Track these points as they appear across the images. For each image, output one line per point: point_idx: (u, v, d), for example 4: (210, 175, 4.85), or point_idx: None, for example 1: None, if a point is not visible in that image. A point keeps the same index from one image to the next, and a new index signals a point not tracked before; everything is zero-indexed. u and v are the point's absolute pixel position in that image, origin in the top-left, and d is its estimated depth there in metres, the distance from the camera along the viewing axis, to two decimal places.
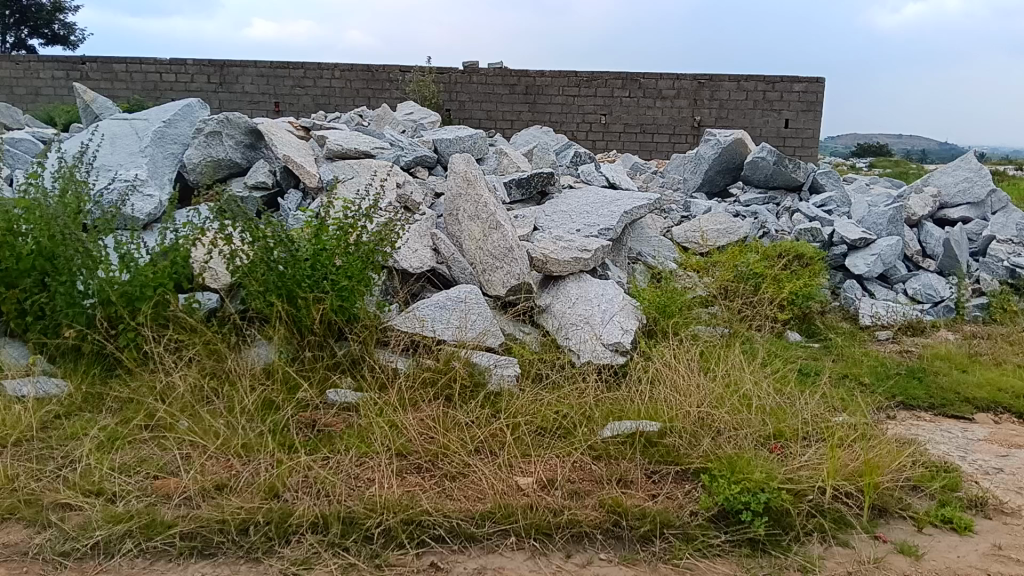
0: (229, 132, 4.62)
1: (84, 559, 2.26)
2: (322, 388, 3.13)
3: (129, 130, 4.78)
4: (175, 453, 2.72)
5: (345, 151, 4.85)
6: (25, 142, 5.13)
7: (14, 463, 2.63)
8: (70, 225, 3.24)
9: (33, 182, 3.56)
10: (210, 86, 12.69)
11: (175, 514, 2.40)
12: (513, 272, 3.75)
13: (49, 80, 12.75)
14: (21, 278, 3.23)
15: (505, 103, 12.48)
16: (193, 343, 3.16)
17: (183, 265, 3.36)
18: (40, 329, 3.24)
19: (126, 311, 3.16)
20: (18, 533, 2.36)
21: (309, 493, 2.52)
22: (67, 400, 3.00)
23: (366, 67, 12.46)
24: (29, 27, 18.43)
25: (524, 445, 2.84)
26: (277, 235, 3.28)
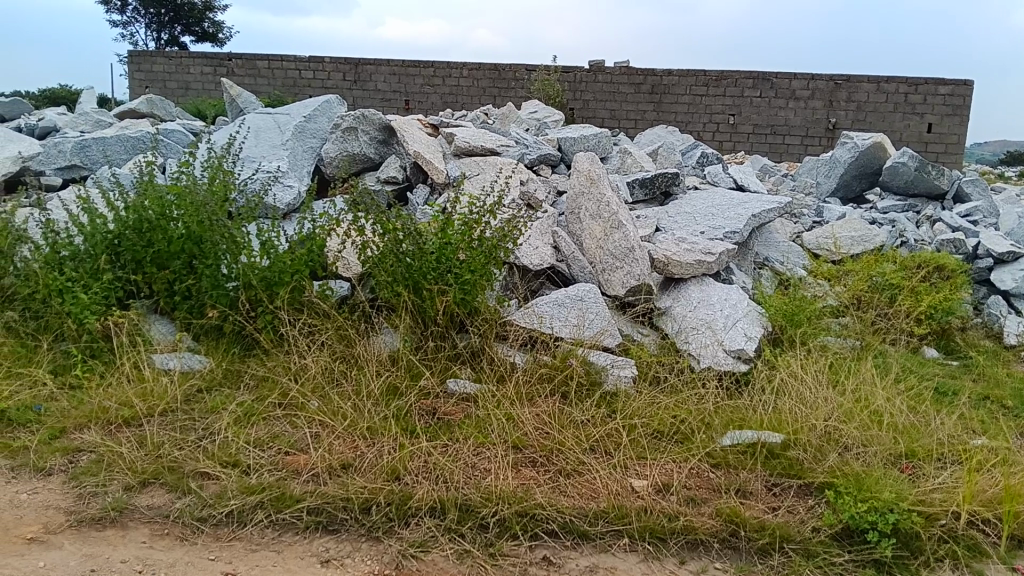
0: (364, 127, 4.79)
1: (219, 526, 2.41)
2: (442, 378, 3.21)
3: (272, 124, 5.04)
4: (305, 432, 2.86)
5: (471, 148, 4.95)
6: (176, 133, 5.46)
7: (161, 432, 2.83)
8: (217, 212, 3.45)
9: (186, 171, 3.80)
10: (345, 83, 13.21)
11: (303, 489, 2.52)
12: (632, 273, 3.71)
13: (199, 75, 13.58)
14: (172, 260, 3.45)
15: (630, 102, 12.36)
16: (325, 329, 3.30)
17: (318, 254, 3.51)
18: (187, 308, 3.45)
19: (266, 295, 3.36)
20: (161, 497, 2.54)
21: (428, 478, 2.59)
22: (209, 375, 3.19)
23: (493, 67, 12.66)
24: (182, 25, 19.71)
25: (640, 447, 2.82)
26: (406, 227, 3.39)
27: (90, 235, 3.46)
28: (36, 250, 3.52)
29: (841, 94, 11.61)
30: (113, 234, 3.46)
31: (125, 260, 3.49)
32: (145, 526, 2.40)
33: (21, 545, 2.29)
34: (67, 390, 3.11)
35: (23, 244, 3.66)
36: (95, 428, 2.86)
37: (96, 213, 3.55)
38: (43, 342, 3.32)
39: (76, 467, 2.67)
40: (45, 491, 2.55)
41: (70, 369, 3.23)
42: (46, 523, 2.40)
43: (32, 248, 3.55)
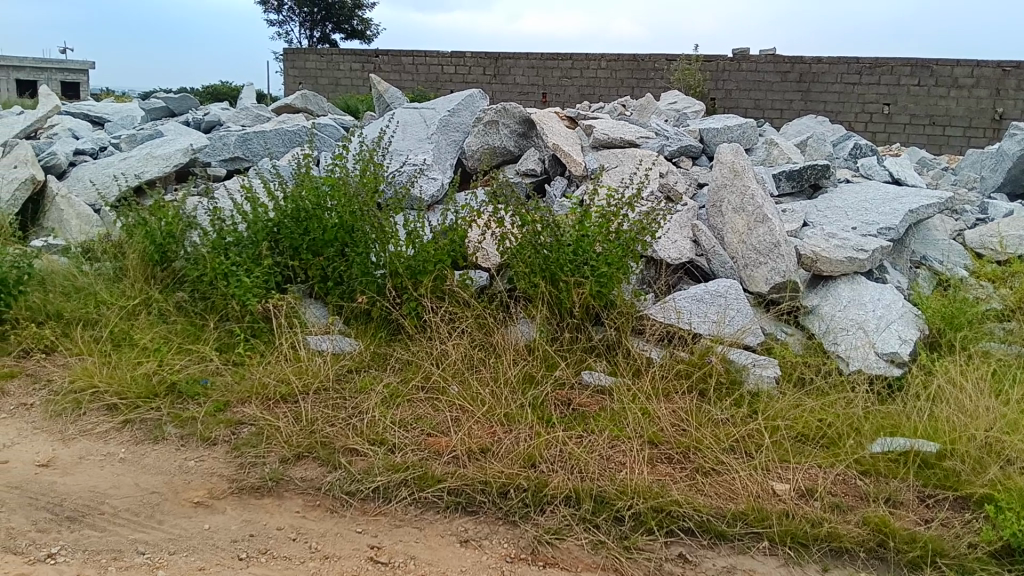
0: (505, 121, 4.88)
1: (366, 500, 2.54)
2: (577, 369, 3.24)
3: (418, 118, 5.21)
4: (446, 415, 2.96)
5: (610, 140, 4.93)
6: (329, 128, 5.73)
7: (314, 409, 3.00)
8: (368, 203, 3.68)
9: (339, 163, 4.01)
10: (485, 77, 13.46)
11: (444, 470, 2.62)
12: (777, 269, 3.60)
13: (348, 71, 14.21)
14: (326, 247, 3.66)
15: (775, 91, 11.91)
16: (465, 317, 3.40)
17: (460, 244, 3.62)
18: (339, 293, 3.65)
19: (411, 283, 3.51)
20: (314, 470, 2.70)
21: (563, 468, 2.63)
22: (358, 357, 3.35)
23: (632, 57, 12.62)
24: (333, 23, 20.62)
25: (783, 450, 2.75)
26: (545, 220, 3.45)
27: (253, 223, 3.72)
28: (205, 236, 3.79)
29: (1010, 82, 10.77)
30: (273, 222, 3.72)
31: (283, 247, 3.73)
32: (298, 497, 2.56)
33: (189, 508, 2.50)
34: (231, 366, 3.33)
35: (192, 230, 3.94)
36: (255, 403, 3.07)
37: (258, 203, 3.81)
38: (210, 321, 3.56)
39: (238, 438, 2.88)
40: (210, 459, 2.77)
41: (234, 347, 3.46)
42: (212, 488, 2.60)
43: (201, 234, 3.83)
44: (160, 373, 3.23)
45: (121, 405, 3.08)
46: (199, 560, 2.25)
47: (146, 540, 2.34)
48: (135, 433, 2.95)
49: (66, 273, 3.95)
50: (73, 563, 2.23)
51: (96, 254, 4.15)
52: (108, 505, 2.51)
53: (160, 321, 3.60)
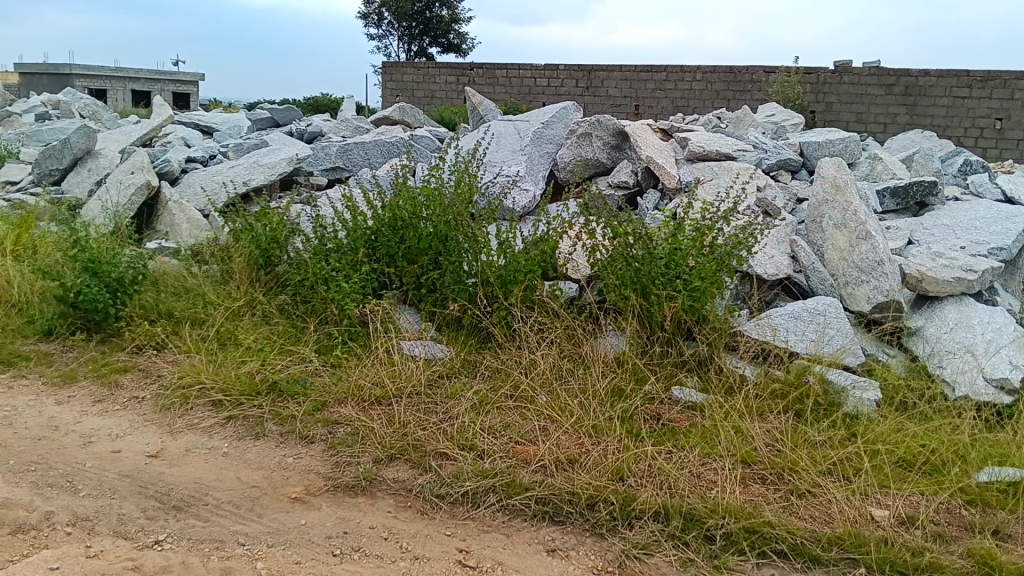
0: (598, 133, 4.90)
1: (455, 504, 2.58)
2: (668, 384, 3.20)
3: (512, 130, 5.28)
4: (534, 424, 2.98)
5: (706, 153, 4.88)
6: (425, 139, 5.86)
7: (407, 412, 3.07)
8: (462, 213, 3.76)
9: (434, 174, 4.11)
10: (578, 90, 13.52)
11: (532, 479, 2.64)
12: (880, 287, 3.48)
13: (443, 84, 14.50)
14: (420, 256, 3.75)
15: (879, 104, 11.52)
16: (555, 327, 3.42)
17: (550, 255, 3.64)
18: (432, 300, 3.71)
19: (501, 292, 3.55)
20: (405, 471, 2.76)
21: (652, 483, 2.61)
22: (449, 363, 3.41)
23: (729, 69, 12.44)
24: (430, 37, 21.06)
25: (882, 475, 2.65)
26: (637, 232, 3.44)
27: (352, 230, 3.87)
28: (307, 243, 3.94)
29: None
30: (372, 230, 3.85)
31: (379, 254, 3.85)
32: (390, 497, 2.63)
33: (287, 503, 2.60)
34: (329, 367, 3.44)
35: (295, 236, 4.09)
36: (351, 404, 3.16)
37: (358, 211, 3.94)
38: (310, 324, 3.69)
39: (334, 437, 2.98)
40: (307, 457, 2.87)
41: (332, 349, 3.57)
42: (308, 485, 2.69)
43: (303, 240, 3.98)
44: (263, 372, 3.36)
45: (226, 401, 3.23)
46: (296, 554, 2.33)
47: (246, 532, 2.43)
48: (238, 429, 3.08)
49: (177, 275, 4.16)
50: (178, 550, 2.35)
51: (204, 257, 4.34)
52: (211, 497, 2.62)
53: (263, 323, 3.76)
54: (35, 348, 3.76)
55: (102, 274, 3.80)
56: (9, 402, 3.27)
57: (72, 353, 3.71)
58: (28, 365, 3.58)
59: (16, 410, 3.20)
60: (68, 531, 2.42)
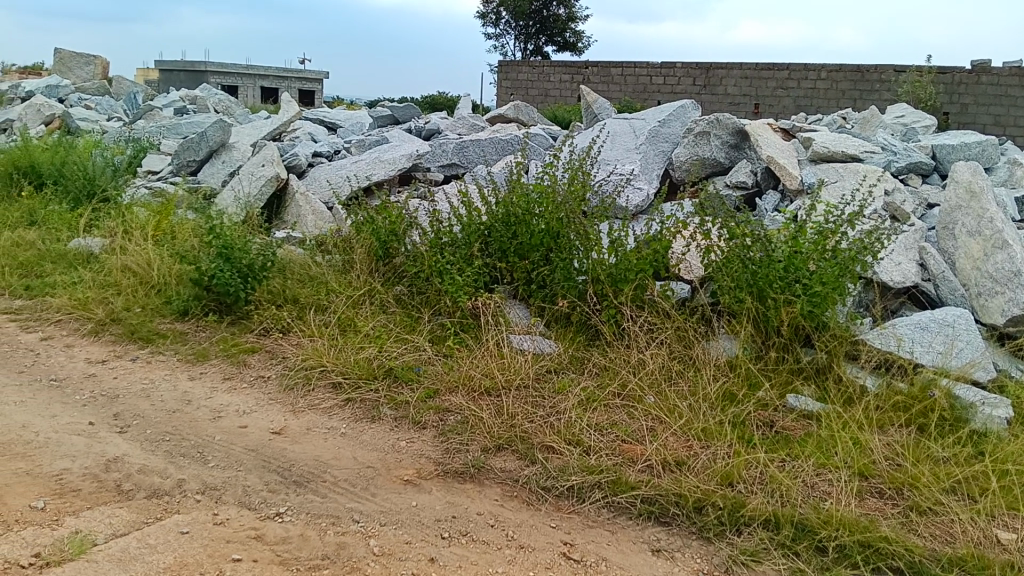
0: (717, 132, 4.84)
1: (561, 498, 2.61)
2: (782, 392, 3.14)
3: (628, 128, 5.27)
4: (641, 423, 2.97)
5: (830, 154, 4.73)
6: (539, 137, 5.93)
7: (515, 404, 3.13)
8: (575, 211, 3.81)
9: (549, 171, 4.17)
10: (695, 88, 13.35)
11: (639, 478, 2.65)
12: (1016, 300, 3.31)
13: (557, 83, 14.59)
14: (532, 251, 3.81)
15: (1020, 106, 10.82)
16: (665, 328, 3.42)
17: (663, 254, 3.61)
18: (541, 296, 3.76)
19: (611, 290, 3.56)
20: (513, 462, 2.81)
21: (763, 490, 2.57)
22: (557, 358, 3.44)
23: (856, 68, 11.97)
24: (546, 36, 21.17)
25: (1012, 496, 2.52)
26: (755, 234, 3.39)
27: (466, 225, 3.97)
28: (423, 236, 4.08)
29: None
30: (486, 225, 3.95)
31: (493, 249, 3.94)
32: (498, 486, 2.69)
33: (399, 484, 2.70)
34: (442, 356, 3.54)
35: (413, 229, 4.23)
36: (461, 393, 3.25)
37: (473, 207, 4.05)
38: (425, 314, 3.81)
39: (445, 424, 3.07)
40: (419, 442, 2.97)
41: (444, 340, 3.67)
42: (420, 469, 2.79)
43: (420, 234, 4.12)
44: (380, 359, 3.49)
45: (345, 384, 3.38)
46: (407, 534, 2.42)
47: (361, 511, 2.54)
48: (356, 411, 3.22)
49: (303, 263, 4.36)
50: (297, 523, 2.47)
51: (328, 247, 4.53)
52: (329, 474, 2.76)
53: (381, 311, 3.91)
54: (172, 327, 4.03)
55: (235, 260, 4.01)
56: (148, 375, 3.53)
57: (205, 332, 3.96)
58: (166, 343, 3.84)
59: (154, 384, 3.44)
60: (198, 498, 2.59)
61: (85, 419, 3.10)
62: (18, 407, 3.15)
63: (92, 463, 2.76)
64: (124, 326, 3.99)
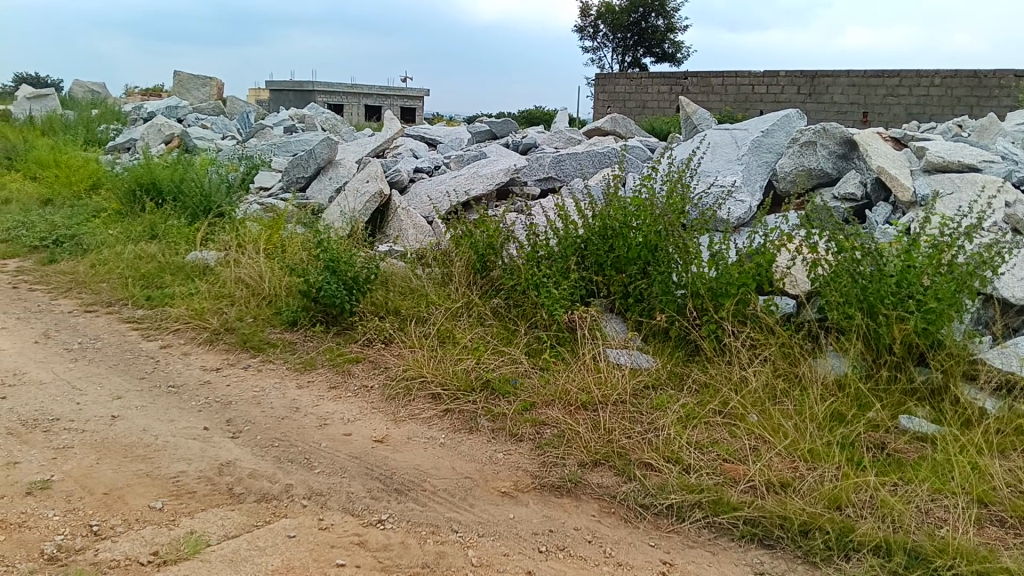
0: (823, 142, 4.70)
1: (660, 516, 2.58)
2: (895, 412, 3.02)
3: (729, 139, 5.17)
4: (744, 442, 2.90)
5: (946, 164, 4.50)
6: (636, 150, 5.90)
7: (612, 419, 3.10)
8: (673, 223, 3.77)
9: (646, 183, 4.15)
10: (799, 97, 13.02)
11: (741, 499, 2.59)
12: None
13: (656, 94, 14.56)
14: (629, 265, 3.78)
15: None
16: (769, 345, 3.34)
17: (766, 268, 3.52)
18: (639, 310, 3.73)
19: (712, 305, 3.50)
20: (610, 478, 2.80)
21: (873, 514, 2.47)
22: (655, 373, 3.40)
23: (973, 73, 11.41)
24: (645, 48, 21.07)
25: None
26: (866, 247, 3.29)
27: (563, 239, 3.99)
28: (521, 250, 4.12)
29: None
30: (582, 239, 3.95)
31: (589, 262, 3.93)
32: (595, 502, 2.67)
33: (497, 496, 2.72)
34: (538, 369, 3.55)
35: (510, 243, 4.29)
36: (558, 407, 3.25)
37: (569, 220, 4.06)
38: (521, 327, 3.83)
39: (542, 438, 3.07)
40: (517, 454, 2.98)
41: (541, 353, 3.68)
42: (517, 481, 2.80)
43: (518, 247, 4.17)
44: (477, 370, 3.54)
45: (444, 394, 3.44)
46: (504, 546, 2.44)
47: (459, 521, 2.57)
48: (454, 422, 3.27)
49: (404, 276, 4.46)
50: (398, 530, 2.53)
51: (428, 261, 4.63)
52: (429, 483, 2.80)
53: (478, 323, 3.95)
54: (281, 336, 4.19)
55: (341, 273, 4.15)
56: (259, 383, 3.68)
57: (312, 342, 4.10)
58: (276, 352, 4.00)
59: (264, 391, 3.60)
60: (304, 503, 2.68)
61: (200, 424, 3.26)
62: (140, 412, 3.34)
63: (205, 466, 2.90)
64: (237, 335, 4.18)
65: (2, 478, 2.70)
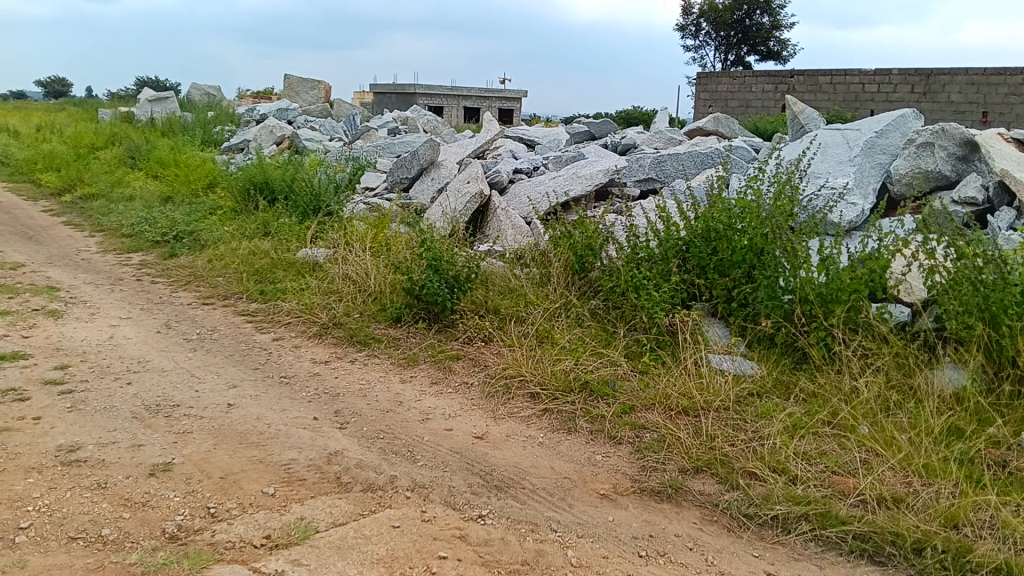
0: (942, 142, 4.52)
1: (764, 527, 2.52)
2: (1019, 429, 2.84)
3: (841, 139, 5.00)
4: (854, 454, 2.80)
5: None
6: (740, 150, 5.77)
7: (715, 425, 3.05)
8: (781, 226, 3.69)
9: (752, 186, 4.05)
10: (913, 96, 12.47)
11: (850, 512, 2.50)
12: None
13: (760, 93, 14.26)
14: (733, 268, 3.69)
15: None
16: (882, 355, 3.24)
17: (880, 274, 3.41)
18: (743, 315, 3.63)
19: (821, 312, 3.40)
20: (712, 485, 2.75)
21: (993, 536, 2.36)
22: (760, 381, 3.33)
23: None
24: (749, 46, 20.59)
25: None
26: (988, 255, 3.16)
27: (664, 241, 3.95)
28: (621, 251, 4.10)
29: None
30: (684, 241, 3.91)
31: (691, 265, 3.88)
32: (696, 509, 2.63)
33: (596, 498, 2.72)
34: (637, 372, 3.53)
35: (609, 244, 4.28)
36: (658, 411, 3.22)
37: (671, 222, 4.03)
38: (620, 330, 3.81)
39: (641, 441, 3.05)
40: (616, 457, 2.97)
41: (641, 356, 3.65)
42: (617, 484, 2.80)
43: (618, 249, 4.15)
44: (576, 371, 3.53)
45: (543, 394, 3.46)
46: (604, 548, 2.43)
47: (559, 520, 2.59)
48: (553, 422, 3.28)
49: (503, 275, 4.50)
50: (499, 526, 2.56)
51: (526, 260, 4.66)
52: (528, 482, 2.83)
53: (577, 325, 3.96)
54: (385, 332, 4.30)
55: (442, 272, 4.23)
56: (365, 376, 3.80)
57: (414, 338, 4.20)
58: (380, 346, 4.12)
59: (370, 385, 3.70)
60: (407, 495, 2.75)
61: (310, 414, 3.39)
62: (253, 401, 3.49)
63: (315, 455, 3.01)
64: (344, 330, 4.32)
65: (129, 459, 2.88)
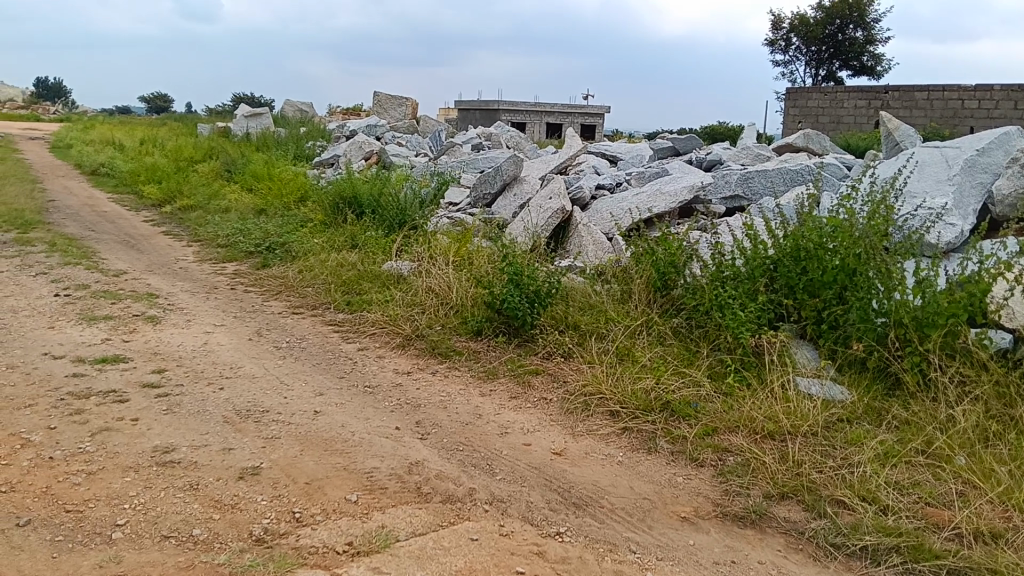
0: None
1: (852, 557, 2.44)
2: None
3: (939, 158, 4.84)
4: (950, 486, 2.69)
5: None
6: (831, 167, 5.62)
7: (801, 451, 2.97)
8: (875, 246, 3.56)
9: (845, 204, 3.94)
10: (1017, 112, 11.91)
11: (945, 547, 2.40)
12: None
13: (852, 109, 13.87)
14: (824, 289, 3.60)
15: None
16: (981, 383, 3.12)
17: (980, 299, 3.28)
18: (833, 338, 3.53)
19: (916, 336, 3.29)
20: (798, 512, 2.67)
21: None
22: (850, 407, 3.22)
23: None
24: (841, 61, 20.07)
25: None
26: None
27: (752, 259, 3.88)
28: (706, 269, 4.05)
29: None
30: (772, 260, 3.83)
31: (779, 285, 3.79)
32: (781, 536, 2.57)
33: (676, 520, 2.68)
34: (720, 394, 3.46)
35: (693, 261, 4.22)
36: (742, 434, 3.16)
37: (759, 240, 3.95)
38: (703, 349, 3.75)
39: (724, 465, 3.00)
40: (697, 479, 2.92)
41: (724, 376, 3.58)
42: (697, 507, 2.75)
43: (703, 267, 4.09)
44: (657, 391, 3.49)
45: (623, 413, 3.43)
46: (684, 572, 2.40)
47: (638, 541, 2.56)
48: (633, 441, 3.25)
49: (584, 291, 4.50)
50: (577, 544, 2.55)
51: (608, 276, 4.65)
52: (607, 501, 2.81)
53: (658, 343, 3.92)
54: (467, 345, 4.35)
55: (523, 287, 4.26)
56: (445, 389, 3.84)
57: (495, 352, 4.23)
58: (461, 359, 4.17)
59: (450, 397, 3.75)
60: (486, 508, 2.77)
61: (392, 424, 3.45)
62: (338, 409, 3.58)
63: (396, 465, 3.06)
64: (426, 342, 4.39)
65: (220, 462, 2.99)
